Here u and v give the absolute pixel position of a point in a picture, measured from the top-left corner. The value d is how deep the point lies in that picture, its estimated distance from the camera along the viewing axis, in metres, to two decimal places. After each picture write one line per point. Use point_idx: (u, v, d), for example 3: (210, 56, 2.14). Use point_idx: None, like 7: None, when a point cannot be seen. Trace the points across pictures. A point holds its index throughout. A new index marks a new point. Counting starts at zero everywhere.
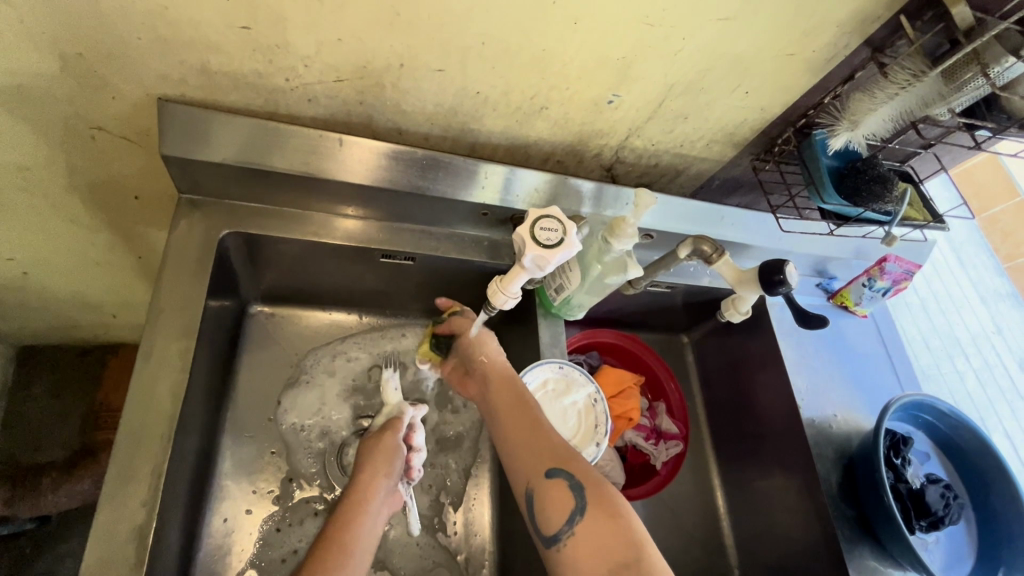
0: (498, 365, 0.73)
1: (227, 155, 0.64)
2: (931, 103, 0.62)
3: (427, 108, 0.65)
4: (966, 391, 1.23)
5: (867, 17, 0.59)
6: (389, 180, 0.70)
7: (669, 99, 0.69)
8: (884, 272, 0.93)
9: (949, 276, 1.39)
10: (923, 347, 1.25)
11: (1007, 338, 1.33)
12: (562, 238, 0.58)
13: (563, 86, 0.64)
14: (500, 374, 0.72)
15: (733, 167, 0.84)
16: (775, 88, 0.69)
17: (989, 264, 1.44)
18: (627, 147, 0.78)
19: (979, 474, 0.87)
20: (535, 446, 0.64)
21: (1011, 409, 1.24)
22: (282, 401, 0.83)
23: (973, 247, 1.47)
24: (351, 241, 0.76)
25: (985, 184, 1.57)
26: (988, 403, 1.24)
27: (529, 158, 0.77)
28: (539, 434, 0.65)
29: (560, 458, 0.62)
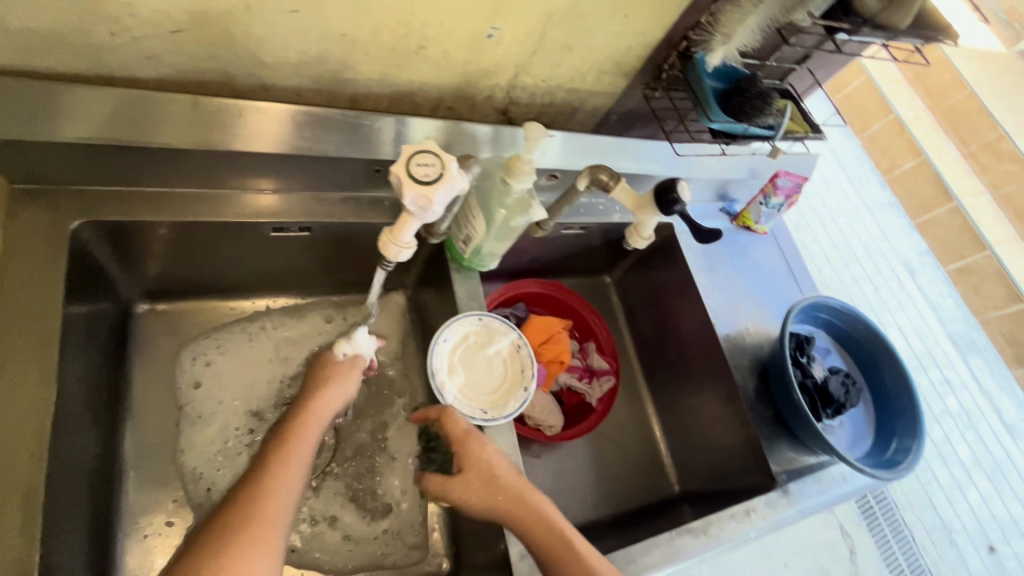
0: (505, 486, 0.62)
1: (73, 134, 0.55)
2: (792, 9, 0.66)
3: (291, 57, 0.59)
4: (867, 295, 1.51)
5: None
6: (296, 144, 0.64)
7: (551, 28, 0.67)
8: (778, 188, 1.01)
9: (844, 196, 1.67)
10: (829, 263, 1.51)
11: (893, 242, 1.62)
12: (442, 172, 0.48)
13: (436, 21, 0.60)
14: (507, 498, 0.61)
15: (627, 99, 0.84)
16: (653, 9, 0.68)
17: (873, 178, 1.75)
18: (518, 86, 0.75)
19: (872, 359, 0.97)
20: None
21: (903, 306, 1.54)
22: (179, 442, 0.74)
23: (860, 167, 1.75)
24: (268, 218, 0.70)
25: (863, 103, 1.83)
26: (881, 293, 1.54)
27: (418, 107, 0.73)
28: None
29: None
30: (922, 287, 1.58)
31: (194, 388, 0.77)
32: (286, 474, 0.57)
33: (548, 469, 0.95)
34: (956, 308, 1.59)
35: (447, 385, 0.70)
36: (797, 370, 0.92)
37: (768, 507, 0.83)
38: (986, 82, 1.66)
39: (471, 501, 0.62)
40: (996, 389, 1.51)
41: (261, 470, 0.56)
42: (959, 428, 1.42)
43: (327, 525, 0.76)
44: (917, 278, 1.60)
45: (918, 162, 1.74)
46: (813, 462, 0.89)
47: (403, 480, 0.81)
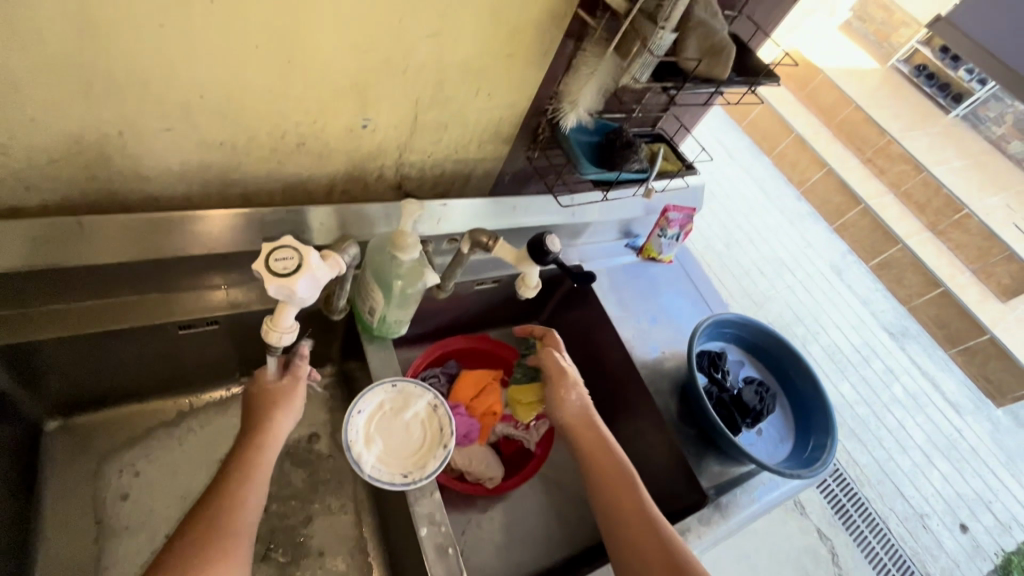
0: (588, 420, 0.83)
1: (11, 262, 0.59)
2: (619, 76, 0.72)
3: (173, 168, 0.64)
4: (797, 300, 1.72)
5: (555, 12, 0.68)
6: (244, 241, 0.70)
7: (422, 112, 0.74)
8: (670, 221, 1.09)
9: (762, 213, 1.95)
10: (759, 274, 1.73)
11: (815, 248, 1.93)
12: (300, 262, 0.52)
13: (309, 121, 0.66)
14: (586, 424, 0.82)
15: (513, 161, 0.92)
16: (510, 87, 0.77)
17: (790, 195, 2.14)
18: (406, 163, 0.82)
19: (782, 365, 1.04)
20: (626, 490, 0.74)
21: (829, 306, 1.76)
22: (101, 560, 0.72)
23: (775, 185, 2.14)
24: (222, 312, 0.75)
25: (768, 128, 2.27)
26: (812, 300, 1.75)
27: (313, 194, 0.78)
28: (625, 492, 0.74)
29: (655, 531, 0.69)
30: (850, 285, 1.88)
31: (119, 500, 0.76)
32: (248, 486, 0.61)
33: (496, 523, 0.94)
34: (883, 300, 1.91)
35: (365, 455, 0.71)
36: (712, 386, 0.97)
37: (701, 523, 0.86)
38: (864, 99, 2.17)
39: (585, 418, 0.83)
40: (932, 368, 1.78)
41: (222, 493, 0.60)
42: (909, 415, 1.60)
43: None
44: (845, 278, 1.90)
45: (823, 173, 2.12)
46: (742, 472, 0.93)
47: (341, 561, 0.79)
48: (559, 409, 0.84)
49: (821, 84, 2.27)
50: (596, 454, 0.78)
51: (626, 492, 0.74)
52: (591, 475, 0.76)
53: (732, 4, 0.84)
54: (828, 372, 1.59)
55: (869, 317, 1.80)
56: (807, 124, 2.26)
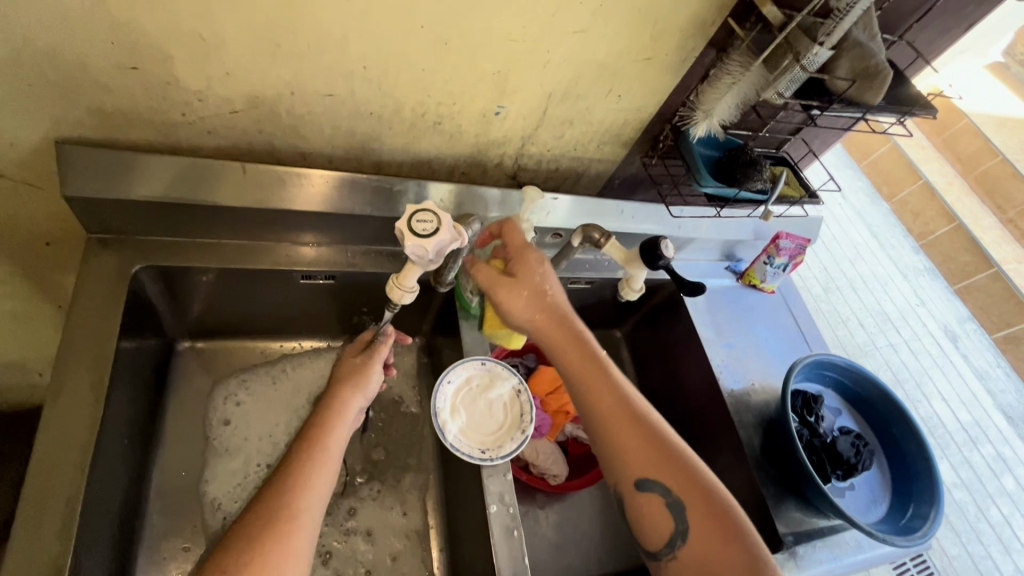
0: (558, 315, 0.68)
1: (152, 193, 0.67)
2: (762, 89, 0.70)
3: (326, 131, 0.70)
4: (900, 360, 1.56)
5: (704, 20, 0.67)
6: (341, 205, 0.75)
7: (552, 106, 0.76)
8: (780, 249, 1.03)
9: (872, 259, 1.80)
10: (857, 325, 1.58)
11: (927, 306, 1.75)
12: (438, 227, 0.54)
13: (449, 102, 0.70)
14: (553, 317, 0.68)
15: (627, 166, 0.92)
16: (643, 91, 0.77)
17: (907, 244, 1.94)
18: (525, 154, 0.84)
19: (884, 421, 0.96)
20: (607, 392, 0.67)
21: (941, 372, 1.58)
22: (202, 472, 0.80)
23: (890, 230, 1.96)
24: (307, 268, 0.80)
25: (892, 170, 2.11)
26: (919, 364, 1.57)
27: (435, 172, 0.83)
28: (607, 395, 0.67)
29: (643, 435, 0.66)
30: (965, 354, 1.67)
31: (223, 424, 0.84)
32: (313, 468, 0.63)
33: (552, 521, 0.94)
34: (1006, 376, 1.68)
35: (449, 424, 0.75)
36: (804, 428, 0.91)
37: None
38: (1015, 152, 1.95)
39: (544, 316, 0.68)
40: None
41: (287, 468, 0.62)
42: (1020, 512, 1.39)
43: (319, 566, 0.76)
44: (960, 346, 1.69)
45: (952, 228, 1.93)
46: (825, 526, 0.87)
47: (403, 523, 0.82)
48: (510, 311, 0.67)
49: (963, 129, 2.06)
50: (567, 357, 0.68)
51: (608, 395, 0.67)
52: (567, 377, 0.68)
53: (893, 28, 0.79)
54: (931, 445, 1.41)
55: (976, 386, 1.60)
56: (938, 170, 2.08)
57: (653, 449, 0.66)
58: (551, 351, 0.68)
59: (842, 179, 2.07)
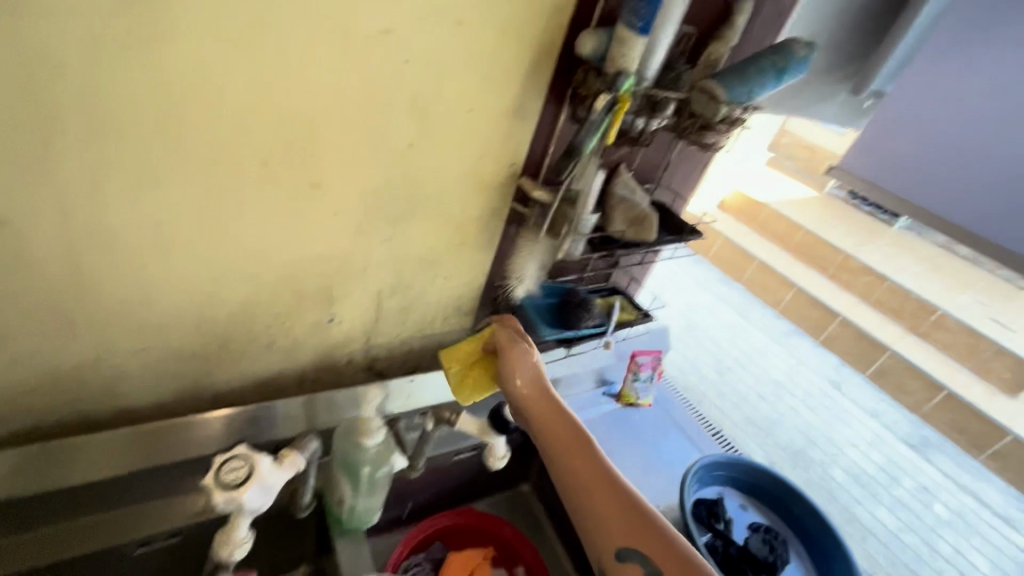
0: (542, 389, 0.70)
1: None
2: (553, 254, 0.82)
3: (146, 383, 0.67)
4: (806, 421, 1.65)
5: (493, 207, 0.79)
6: (177, 453, 0.68)
7: (385, 300, 0.81)
8: (640, 364, 1.12)
9: (745, 335, 2.00)
10: (758, 398, 1.67)
11: (806, 364, 1.93)
12: (248, 472, 0.55)
13: (278, 322, 0.72)
14: (541, 389, 0.70)
15: (477, 330, 0.96)
16: (465, 269, 0.85)
17: (768, 313, 2.20)
18: (375, 346, 0.87)
19: (786, 507, 0.98)
20: (586, 463, 0.62)
21: (842, 423, 1.69)
22: None
23: (750, 305, 2.21)
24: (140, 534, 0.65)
25: (730, 257, 2.47)
26: (820, 421, 1.65)
27: (284, 387, 0.81)
28: (586, 465, 0.62)
29: (616, 495, 0.60)
30: (852, 400, 1.82)
31: None
32: None
33: None
34: (892, 411, 1.83)
35: None
36: (717, 540, 0.91)
37: None
38: (813, 223, 2.41)
39: (545, 386, 0.71)
40: (968, 479, 1.63)
41: None
42: (964, 538, 1.41)
43: None
44: (846, 393, 1.85)
45: (794, 293, 2.25)
46: None
47: None
48: (514, 384, 0.71)
49: (767, 215, 2.51)
50: (541, 427, 0.67)
51: (587, 464, 0.62)
52: (543, 447, 0.66)
53: (650, 178, 0.96)
54: (862, 500, 1.41)
55: (875, 429, 1.71)
56: (765, 249, 2.44)
57: (640, 531, 0.57)
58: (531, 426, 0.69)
59: (695, 271, 2.32)
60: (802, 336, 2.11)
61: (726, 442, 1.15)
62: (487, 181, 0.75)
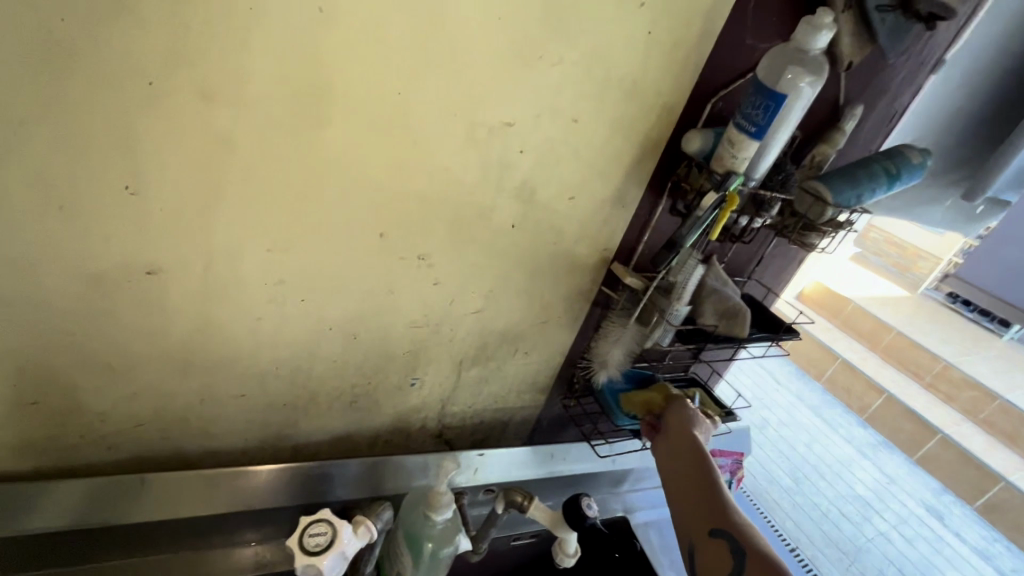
0: (682, 423, 0.77)
1: (55, 522, 0.60)
2: (642, 341, 0.79)
3: (237, 427, 0.70)
4: (895, 549, 1.44)
5: (582, 289, 0.79)
6: (263, 501, 0.70)
7: (464, 370, 0.82)
8: (720, 466, 1.04)
9: (827, 441, 1.82)
10: (840, 516, 1.50)
11: (900, 483, 1.71)
12: (331, 538, 0.55)
13: (364, 382, 0.75)
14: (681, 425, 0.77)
15: (549, 408, 0.95)
16: (546, 347, 0.85)
17: (853, 420, 2.01)
18: (447, 414, 0.86)
19: None
20: (699, 491, 0.69)
21: (944, 559, 1.46)
22: None
23: (829, 408, 2.04)
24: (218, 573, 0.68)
25: (812, 353, 2.26)
26: (916, 553, 1.46)
27: (357, 445, 0.82)
28: (705, 492, 0.69)
29: (718, 520, 0.66)
30: (958, 534, 1.58)
31: None
32: None
33: None
34: (1011, 555, 1.56)
35: None
36: None
37: None
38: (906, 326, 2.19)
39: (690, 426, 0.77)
40: None
41: None
42: None
43: None
44: (950, 525, 1.61)
45: (884, 400, 2.01)
46: None
47: None
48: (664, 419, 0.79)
49: (854, 312, 2.30)
50: (670, 456, 0.75)
51: (701, 491, 0.69)
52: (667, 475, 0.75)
53: (741, 271, 0.94)
54: None
55: (986, 572, 1.46)
56: (849, 347, 2.26)
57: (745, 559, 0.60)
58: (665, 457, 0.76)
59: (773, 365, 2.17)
60: (893, 450, 1.90)
61: (812, 570, 1.01)
62: (577, 265, 0.76)
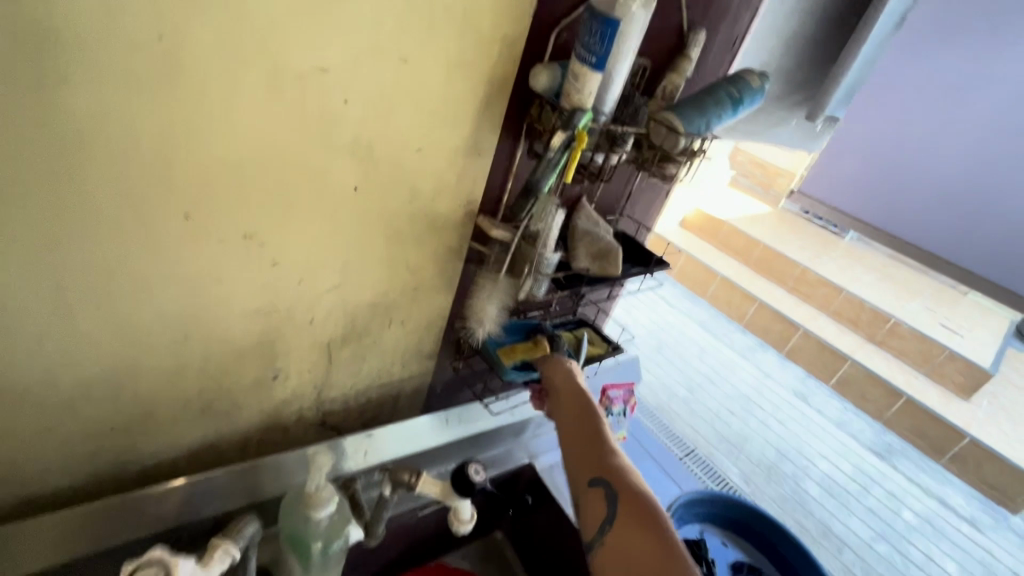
0: (570, 381, 0.81)
1: None
2: (515, 294, 0.77)
3: (54, 464, 0.59)
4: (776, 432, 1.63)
5: (449, 248, 0.74)
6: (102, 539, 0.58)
7: (336, 352, 0.75)
8: (613, 398, 1.08)
9: (712, 352, 2.00)
10: (729, 413, 1.66)
11: (773, 378, 1.94)
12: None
13: (214, 385, 0.65)
14: (570, 383, 0.81)
15: (439, 374, 0.91)
16: (423, 313, 0.80)
17: (733, 329, 2.22)
18: (327, 400, 0.80)
19: (764, 539, 0.96)
20: (586, 442, 0.74)
21: (809, 434, 1.69)
22: None
23: (715, 323, 2.22)
24: None
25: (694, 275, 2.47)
26: (790, 432, 1.67)
27: (224, 452, 0.73)
28: (591, 443, 0.73)
29: (599, 467, 0.70)
30: (818, 410, 1.84)
31: None
32: None
33: None
34: (859, 422, 1.86)
35: None
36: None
37: None
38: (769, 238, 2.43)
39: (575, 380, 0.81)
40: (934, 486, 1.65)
41: None
42: (934, 544, 1.41)
43: None
44: (813, 404, 1.86)
45: (756, 308, 2.27)
46: None
47: None
48: (550, 379, 0.83)
49: (726, 232, 2.52)
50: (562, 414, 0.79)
51: (588, 443, 0.74)
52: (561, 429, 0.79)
53: (611, 209, 0.94)
54: (834, 510, 1.40)
55: (845, 440, 1.72)
56: (728, 265, 2.46)
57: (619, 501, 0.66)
58: (556, 413, 0.80)
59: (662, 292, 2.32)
60: (767, 351, 2.14)
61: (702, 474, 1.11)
62: (439, 223, 0.71)
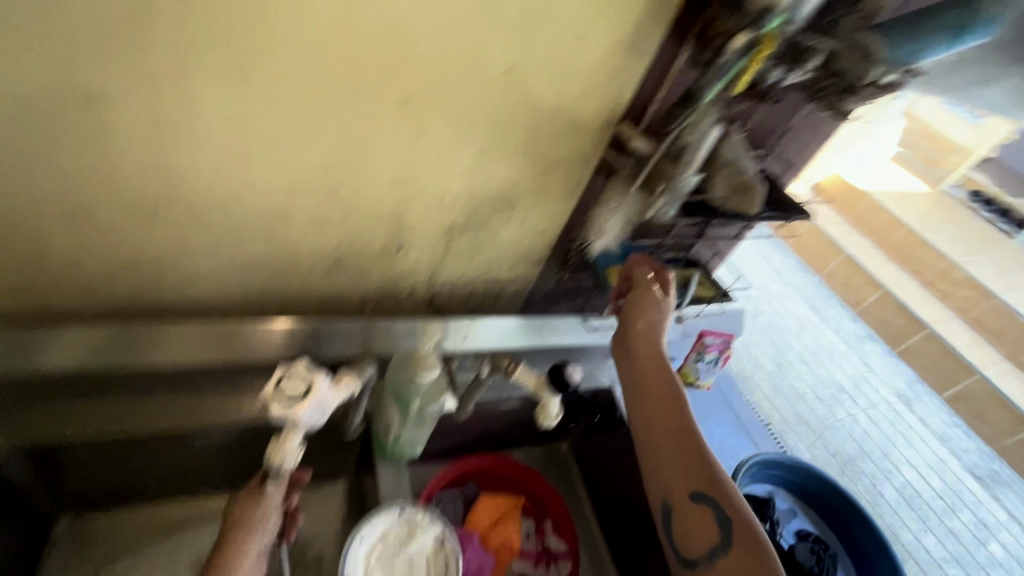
0: (651, 334, 0.75)
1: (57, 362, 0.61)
2: (641, 213, 0.74)
3: (217, 281, 0.69)
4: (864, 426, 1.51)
5: (583, 153, 0.72)
6: (244, 355, 0.69)
7: (454, 237, 0.78)
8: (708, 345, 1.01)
9: (818, 330, 1.84)
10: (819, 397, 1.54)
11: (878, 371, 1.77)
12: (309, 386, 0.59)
13: (348, 244, 0.71)
14: (649, 332, 0.76)
15: (542, 282, 0.92)
16: (541, 217, 0.80)
17: (844, 312, 2.02)
18: (437, 282, 0.84)
19: (838, 519, 0.92)
20: (664, 406, 0.70)
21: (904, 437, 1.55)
22: None
23: (827, 301, 2.02)
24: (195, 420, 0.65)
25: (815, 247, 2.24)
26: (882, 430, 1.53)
27: (345, 308, 0.81)
28: (669, 408, 0.70)
29: (681, 436, 0.68)
30: (921, 417, 1.67)
31: None
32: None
33: None
34: (965, 437, 1.67)
35: None
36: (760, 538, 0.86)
37: None
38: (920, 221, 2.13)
39: (659, 337, 0.75)
40: None
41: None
42: None
43: None
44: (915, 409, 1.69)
45: (879, 295, 2.03)
46: None
47: None
48: (629, 322, 0.76)
49: (868, 206, 2.23)
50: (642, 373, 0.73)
51: (666, 406, 0.70)
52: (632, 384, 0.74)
53: (761, 143, 0.85)
54: (910, 521, 1.31)
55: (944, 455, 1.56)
56: (859, 243, 2.19)
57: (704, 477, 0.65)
58: (630, 367, 0.75)
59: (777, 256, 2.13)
60: (878, 342, 1.94)
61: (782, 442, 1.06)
62: (580, 123, 0.68)
